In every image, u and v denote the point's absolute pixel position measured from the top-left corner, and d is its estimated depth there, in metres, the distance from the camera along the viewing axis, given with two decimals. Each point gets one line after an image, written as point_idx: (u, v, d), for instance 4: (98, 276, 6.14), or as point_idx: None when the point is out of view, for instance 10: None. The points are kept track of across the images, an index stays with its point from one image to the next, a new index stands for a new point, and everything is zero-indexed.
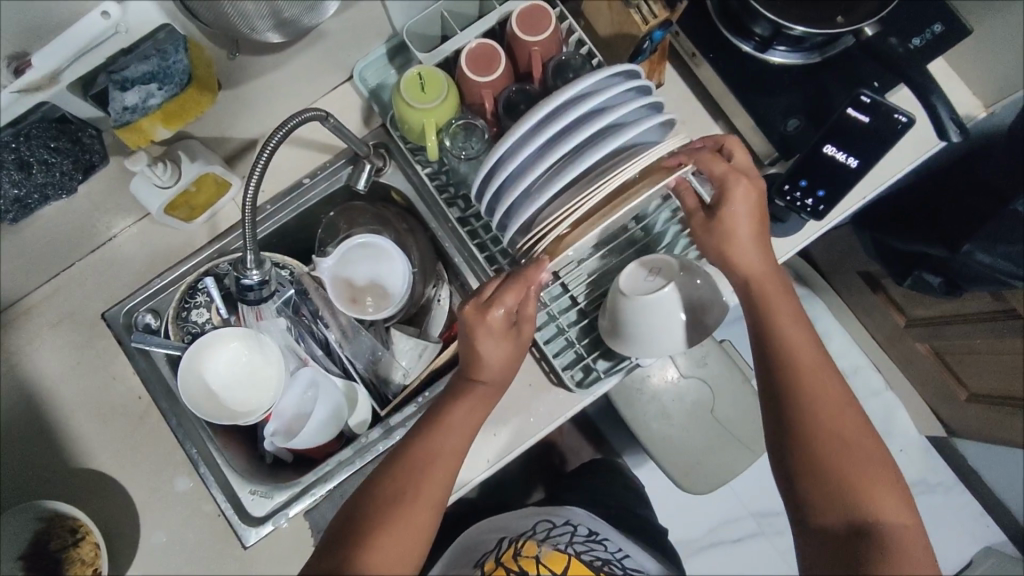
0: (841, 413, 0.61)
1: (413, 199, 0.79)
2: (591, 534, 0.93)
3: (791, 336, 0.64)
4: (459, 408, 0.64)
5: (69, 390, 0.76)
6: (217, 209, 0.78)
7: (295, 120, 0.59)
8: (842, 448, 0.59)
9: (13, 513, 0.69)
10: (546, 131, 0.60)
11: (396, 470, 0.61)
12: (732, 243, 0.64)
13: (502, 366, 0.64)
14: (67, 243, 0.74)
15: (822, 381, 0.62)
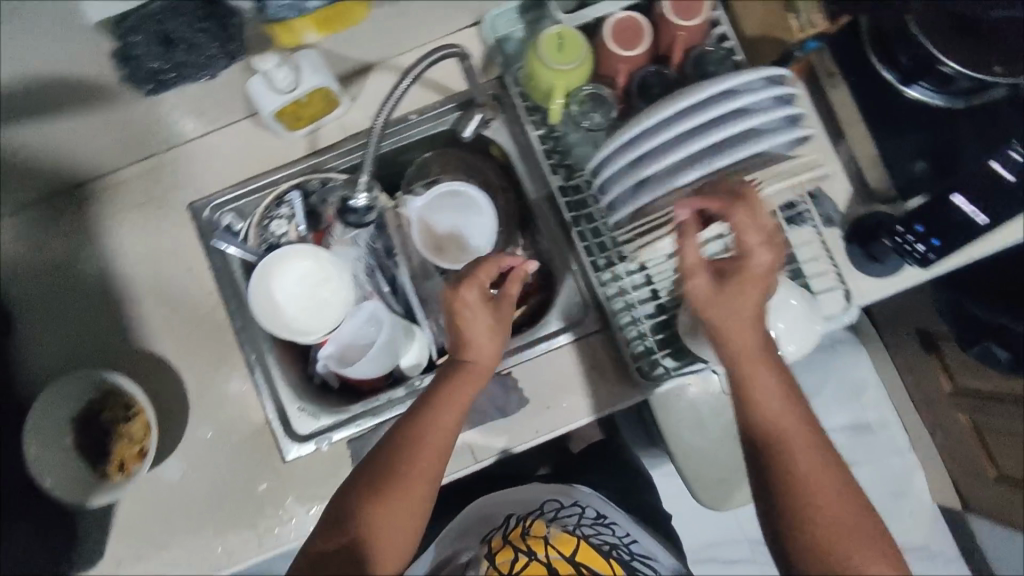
0: (805, 436, 0.57)
1: (514, 160, 0.79)
2: (598, 518, 0.92)
3: (732, 344, 0.59)
4: (437, 396, 0.61)
5: (143, 271, 0.77)
6: (319, 126, 0.77)
7: (437, 55, 0.65)
8: (806, 467, 0.56)
9: (75, 377, 0.72)
10: (682, 124, 0.60)
11: (382, 455, 0.60)
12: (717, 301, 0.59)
13: (493, 351, 0.63)
14: (171, 127, 0.74)
15: (767, 389, 0.58)
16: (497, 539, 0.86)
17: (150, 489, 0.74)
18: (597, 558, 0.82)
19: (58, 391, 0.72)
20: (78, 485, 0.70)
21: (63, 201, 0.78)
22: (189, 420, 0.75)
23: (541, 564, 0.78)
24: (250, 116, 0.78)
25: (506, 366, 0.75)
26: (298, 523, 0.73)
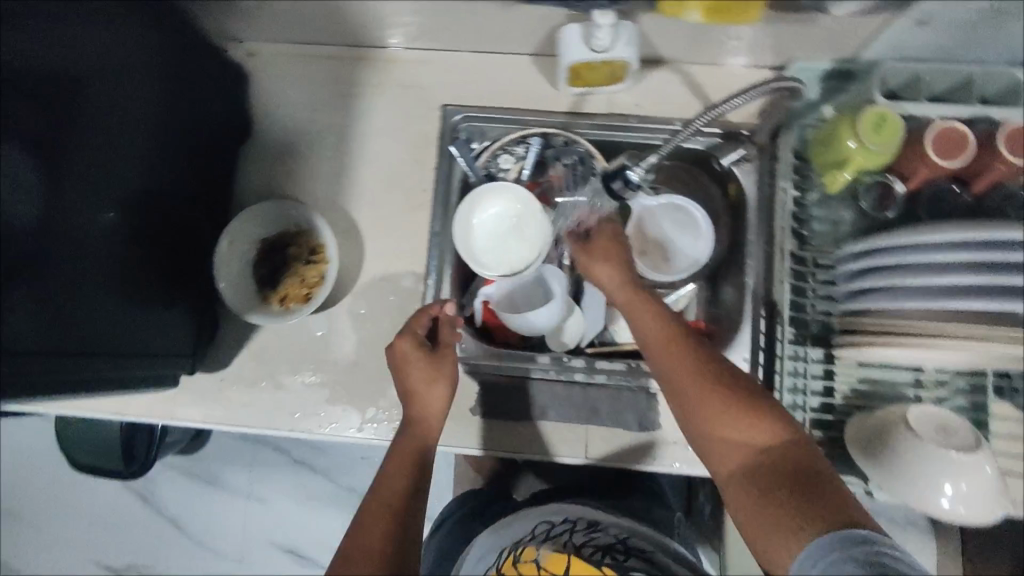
0: (702, 376, 0.59)
1: (752, 204, 0.77)
2: (592, 526, 0.80)
3: (638, 316, 0.65)
4: (405, 440, 0.64)
5: (376, 144, 0.81)
6: (590, 92, 0.79)
7: (767, 86, 0.60)
8: (721, 425, 0.57)
9: (282, 204, 0.76)
10: (958, 255, 0.59)
11: (361, 509, 0.59)
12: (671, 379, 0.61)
13: (436, 397, 0.67)
14: (469, 34, 0.77)
15: (664, 339, 0.62)
16: None
17: (294, 333, 0.78)
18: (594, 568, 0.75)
19: (263, 210, 0.76)
20: (241, 298, 0.75)
21: (341, 50, 0.82)
22: (354, 291, 0.79)
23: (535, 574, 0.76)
24: (534, 54, 0.80)
25: (654, 387, 0.76)
26: None
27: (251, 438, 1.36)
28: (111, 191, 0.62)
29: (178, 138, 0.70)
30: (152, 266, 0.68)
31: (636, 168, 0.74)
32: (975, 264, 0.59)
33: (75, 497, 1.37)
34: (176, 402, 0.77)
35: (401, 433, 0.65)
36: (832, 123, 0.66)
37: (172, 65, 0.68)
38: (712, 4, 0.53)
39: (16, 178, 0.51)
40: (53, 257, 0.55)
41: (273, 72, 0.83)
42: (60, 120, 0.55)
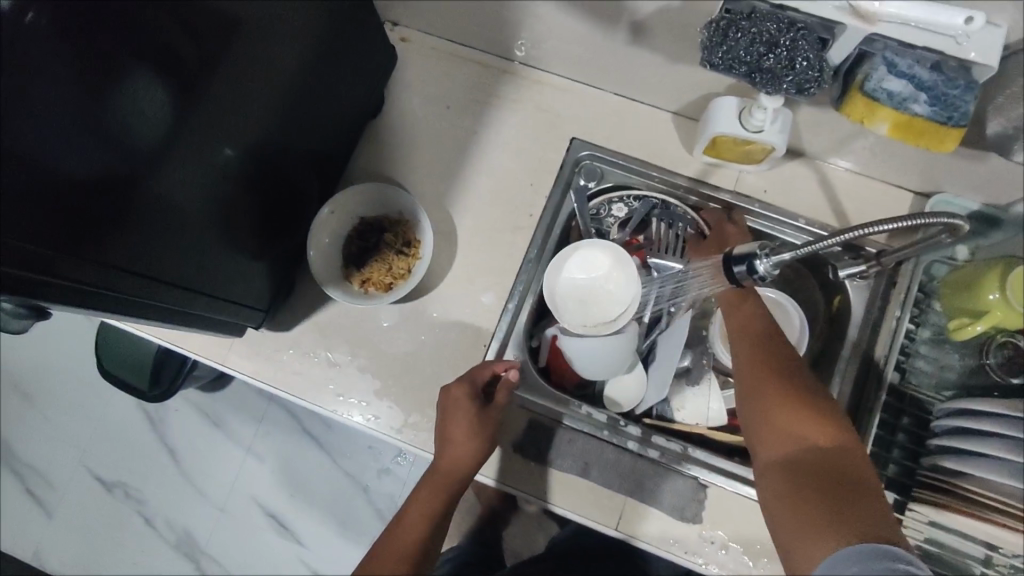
0: (777, 383, 0.59)
1: (856, 323, 0.74)
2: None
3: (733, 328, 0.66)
4: (431, 490, 0.66)
5: (496, 157, 0.81)
6: (721, 165, 0.77)
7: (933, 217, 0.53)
8: (781, 423, 0.56)
9: (391, 190, 0.76)
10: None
11: (380, 544, 0.64)
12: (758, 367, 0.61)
13: (461, 460, 0.65)
14: (619, 77, 0.77)
15: (751, 345, 0.63)
16: None
17: (364, 316, 0.77)
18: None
19: (370, 190, 0.77)
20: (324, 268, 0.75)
21: (489, 59, 0.83)
22: (434, 293, 0.78)
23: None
24: (675, 113, 0.80)
25: (705, 479, 0.72)
26: None
27: (269, 396, 1.36)
28: (233, 129, 0.61)
29: (307, 97, 0.70)
30: (250, 212, 0.68)
31: (761, 259, 0.56)
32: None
33: (87, 401, 1.38)
34: (232, 350, 0.77)
35: (429, 474, 0.66)
36: (976, 267, 0.63)
37: (326, 29, 0.69)
38: (904, 117, 0.52)
39: (155, 94, 0.51)
40: (165, 176, 0.55)
41: (420, 61, 0.84)
42: (213, 52, 0.55)
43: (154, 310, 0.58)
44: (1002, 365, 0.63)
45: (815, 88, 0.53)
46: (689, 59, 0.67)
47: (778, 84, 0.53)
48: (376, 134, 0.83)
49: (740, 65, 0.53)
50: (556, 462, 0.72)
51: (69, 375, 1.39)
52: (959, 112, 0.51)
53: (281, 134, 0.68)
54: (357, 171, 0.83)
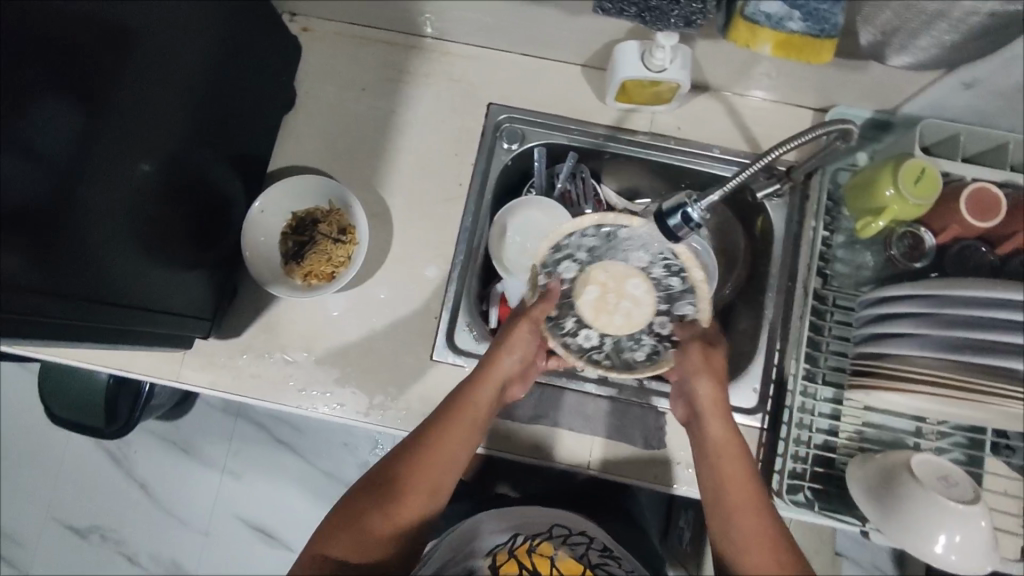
0: (750, 495, 0.58)
1: (778, 239, 0.79)
2: (607, 550, 0.68)
3: (715, 433, 0.63)
4: (469, 409, 0.63)
5: (418, 132, 0.82)
6: (636, 110, 0.80)
7: (831, 124, 0.59)
8: (734, 521, 0.57)
9: (323, 181, 0.76)
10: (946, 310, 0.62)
11: (402, 461, 0.60)
12: (722, 450, 0.62)
13: (500, 374, 0.66)
14: (524, 36, 0.78)
15: (732, 465, 0.60)
16: (501, 553, 0.63)
17: (312, 310, 0.78)
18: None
19: (296, 183, 0.76)
20: (265, 272, 0.75)
21: (396, 37, 0.83)
22: (379, 275, 0.78)
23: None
24: (584, 65, 0.82)
25: (663, 407, 0.76)
26: (408, 417, 0.75)
27: (234, 411, 1.33)
28: (150, 143, 0.61)
29: (221, 100, 0.69)
30: (181, 223, 0.67)
31: (694, 204, 0.59)
32: (987, 323, 0.61)
33: (43, 449, 1.33)
34: (183, 364, 0.76)
35: (464, 393, 0.64)
36: (872, 168, 0.69)
37: (226, 30, 0.68)
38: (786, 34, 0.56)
39: (62, 119, 0.51)
40: (87, 199, 0.54)
41: (327, 49, 0.84)
42: (113, 67, 0.55)
43: (98, 331, 0.58)
44: (906, 253, 0.70)
45: (702, 19, 0.56)
46: (585, 10, 0.69)
47: (668, 20, 0.56)
48: (294, 128, 0.82)
49: (630, 7, 0.56)
50: (524, 417, 0.75)
51: (15, 428, 1.33)
52: (830, 25, 0.55)
53: (200, 142, 0.68)
54: (282, 168, 0.82)
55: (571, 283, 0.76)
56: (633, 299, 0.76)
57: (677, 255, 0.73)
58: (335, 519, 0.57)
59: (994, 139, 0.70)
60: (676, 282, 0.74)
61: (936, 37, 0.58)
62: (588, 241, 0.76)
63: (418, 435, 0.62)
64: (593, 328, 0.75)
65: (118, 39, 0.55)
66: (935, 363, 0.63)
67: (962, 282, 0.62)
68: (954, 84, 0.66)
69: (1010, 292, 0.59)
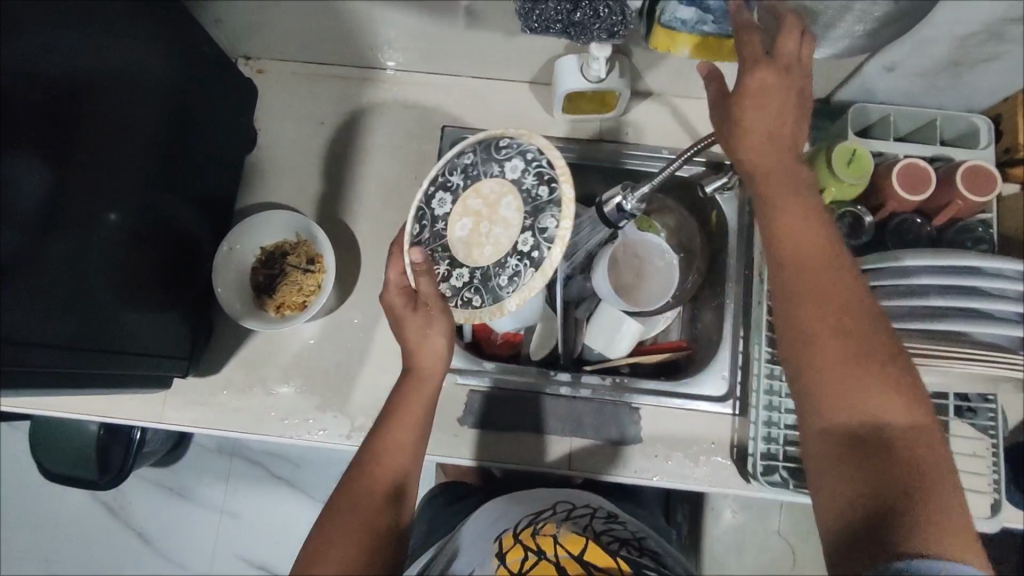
0: (838, 334, 0.52)
1: (733, 229, 0.82)
2: (612, 516, 0.71)
3: (787, 256, 0.56)
4: (413, 399, 0.62)
5: (377, 160, 0.85)
6: (585, 120, 0.84)
7: None
8: (823, 331, 0.53)
9: (288, 215, 0.78)
10: (894, 281, 0.64)
11: (355, 476, 0.59)
12: (799, 261, 0.55)
13: (437, 354, 0.63)
14: (470, 60, 0.82)
15: (816, 256, 0.55)
16: (508, 538, 0.62)
17: (288, 340, 0.80)
18: (618, 563, 0.59)
19: (263, 221, 0.79)
20: (235, 302, 0.76)
21: (350, 71, 0.87)
22: (350, 300, 0.81)
23: (551, 566, 0.57)
24: (532, 82, 0.86)
25: (637, 403, 0.78)
26: None
27: (229, 451, 1.34)
28: (114, 192, 0.63)
29: (181, 146, 0.72)
30: (152, 266, 0.69)
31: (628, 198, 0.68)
32: (928, 291, 0.63)
33: (39, 508, 1.33)
34: (165, 405, 0.78)
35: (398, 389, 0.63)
36: (809, 154, 0.72)
37: (180, 79, 0.71)
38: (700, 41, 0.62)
39: (25, 173, 0.53)
40: (56, 250, 0.56)
41: (283, 88, 0.87)
42: (69, 119, 0.57)
43: (71, 376, 0.60)
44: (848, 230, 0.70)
45: (622, 29, 0.60)
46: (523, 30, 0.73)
47: (590, 32, 0.60)
48: (258, 166, 0.85)
49: (555, 24, 0.58)
50: (503, 423, 0.78)
51: (9, 489, 1.33)
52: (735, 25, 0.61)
53: (163, 186, 0.70)
54: (250, 206, 0.85)
55: (445, 220, 0.62)
56: (504, 222, 0.59)
57: (551, 163, 0.58)
58: (309, 556, 0.54)
59: (923, 116, 0.74)
60: (546, 191, 0.58)
61: (848, 26, 0.62)
62: (466, 161, 0.62)
63: (363, 449, 0.61)
64: (466, 266, 0.60)
65: (78, 94, 0.57)
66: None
67: (899, 253, 0.64)
68: (876, 68, 0.70)
69: (938, 259, 0.62)
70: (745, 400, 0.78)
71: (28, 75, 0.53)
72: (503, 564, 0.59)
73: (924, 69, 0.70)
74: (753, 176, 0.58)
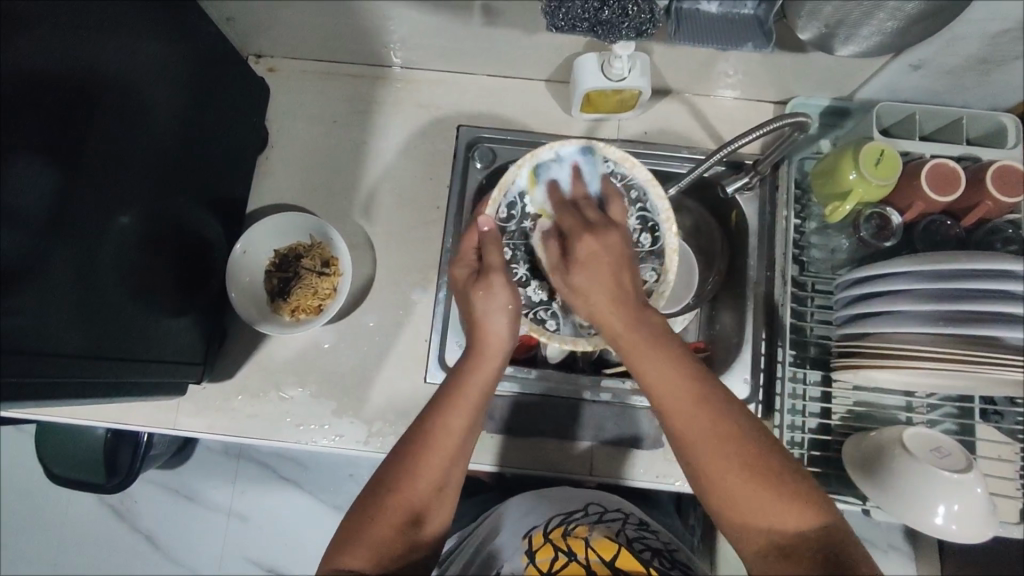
0: (710, 421, 0.52)
1: (754, 230, 0.80)
2: (644, 525, 0.69)
3: (646, 364, 0.55)
4: (471, 379, 0.60)
5: (391, 160, 0.83)
6: (602, 119, 0.82)
7: (774, 123, 0.63)
8: (691, 412, 0.53)
9: (305, 217, 0.77)
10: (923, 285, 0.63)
11: (396, 464, 0.56)
12: (637, 349, 0.56)
13: (498, 337, 0.62)
14: (486, 58, 0.80)
15: (683, 390, 0.53)
16: (537, 535, 0.62)
17: (303, 344, 0.78)
18: (649, 570, 0.58)
19: (279, 222, 0.77)
20: (251, 308, 0.75)
21: (362, 69, 0.85)
22: (366, 304, 0.79)
23: (579, 567, 0.57)
24: (548, 80, 0.84)
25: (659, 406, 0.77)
26: None
27: (236, 452, 1.32)
28: (125, 195, 0.61)
29: (193, 148, 0.71)
30: (164, 271, 0.68)
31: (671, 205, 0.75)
32: (963, 295, 0.62)
33: (45, 511, 1.32)
34: (179, 412, 0.77)
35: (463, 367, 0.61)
36: (835, 154, 0.71)
37: (192, 79, 0.69)
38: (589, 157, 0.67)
39: (33, 176, 0.51)
40: (65, 258, 0.55)
41: (295, 87, 0.85)
42: (77, 121, 0.55)
43: (86, 385, 0.58)
44: (874, 233, 0.70)
45: (650, 28, 0.59)
46: (542, 28, 0.72)
47: (618, 32, 0.59)
48: (270, 167, 0.84)
49: (581, 22, 0.57)
50: (523, 429, 0.76)
51: (12, 493, 1.32)
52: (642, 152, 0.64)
53: (176, 189, 0.69)
54: (262, 207, 0.83)
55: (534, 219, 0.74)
56: None
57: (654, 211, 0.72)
58: (344, 535, 0.55)
59: (949, 115, 0.72)
60: (647, 240, 0.73)
61: (878, 25, 0.60)
62: (568, 169, 0.72)
63: (414, 427, 0.59)
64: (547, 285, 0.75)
65: (84, 95, 0.56)
66: (918, 338, 0.64)
67: (936, 257, 0.62)
68: (902, 66, 0.69)
69: (972, 262, 0.61)
70: (767, 405, 0.77)
71: (33, 76, 0.51)
72: (532, 562, 0.59)
73: (951, 67, 0.69)
74: (607, 231, 0.61)
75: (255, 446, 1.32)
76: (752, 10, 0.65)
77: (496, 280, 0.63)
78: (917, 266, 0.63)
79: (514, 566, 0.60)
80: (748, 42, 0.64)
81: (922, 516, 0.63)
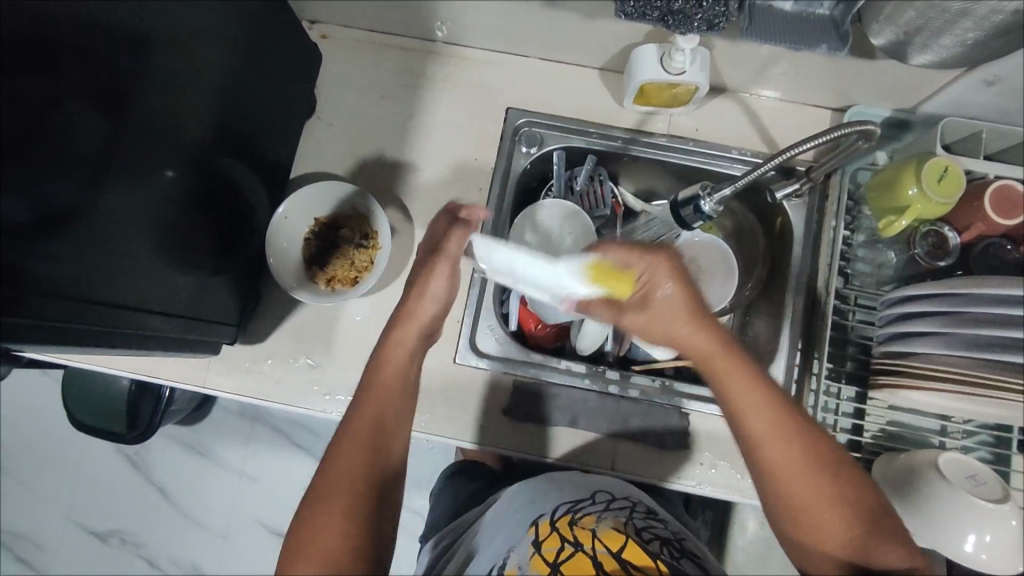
0: (802, 445, 0.51)
1: (800, 237, 0.78)
2: (651, 513, 0.64)
3: (728, 377, 0.54)
4: (388, 368, 0.60)
5: (436, 139, 0.83)
6: (653, 112, 0.81)
7: (835, 132, 0.62)
8: (768, 437, 0.51)
9: (347, 186, 0.77)
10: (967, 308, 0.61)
11: (335, 451, 0.55)
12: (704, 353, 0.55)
13: (426, 301, 0.62)
14: (542, 40, 0.79)
15: (764, 413, 0.52)
16: (543, 524, 0.58)
17: (334, 314, 0.78)
18: (659, 564, 0.54)
19: (318, 190, 0.76)
20: (289, 276, 0.75)
21: (414, 43, 0.84)
22: (401, 279, 0.79)
23: (587, 561, 0.53)
24: (601, 69, 0.83)
25: (687, 407, 0.77)
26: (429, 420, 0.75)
27: (251, 415, 1.34)
28: (172, 151, 0.61)
29: (243, 109, 0.70)
30: (205, 230, 0.68)
31: (705, 198, 0.68)
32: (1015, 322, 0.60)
33: (63, 454, 1.34)
34: (209, 369, 0.77)
35: (386, 343, 0.61)
36: (894, 166, 0.69)
37: (250, 40, 0.69)
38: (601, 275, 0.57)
39: (83, 128, 0.51)
40: (108, 213, 0.55)
41: (346, 56, 0.85)
42: (132, 73, 0.55)
43: (123, 336, 0.59)
44: (928, 252, 0.69)
45: (724, 22, 0.58)
46: (604, 14, 0.70)
47: (690, 23, 0.57)
48: (315, 134, 0.84)
49: (653, 10, 0.56)
50: (548, 418, 0.76)
51: (33, 436, 1.35)
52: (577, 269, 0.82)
53: (223, 149, 0.69)
54: (304, 174, 0.83)
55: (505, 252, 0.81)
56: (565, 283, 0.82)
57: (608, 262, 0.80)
58: (294, 551, 0.50)
59: (1018, 136, 0.69)
60: None
61: (959, 35, 0.60)
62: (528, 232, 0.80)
63: (349, 411, 0.58)
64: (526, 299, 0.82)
65: (134, 48, 0.55)
66: (960, 360, 0.63)
67: (989, 280, 0.60)
68: (975, 82, 0.67)
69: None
70: None
71: (82, 24, 0.51)
72: (537, 553, 0.55)
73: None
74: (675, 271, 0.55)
75: (270, 410, 1.33)
76: (828, 11, 0.63)
77: (449, 261, 0.62)
78: (966, 289, 0.61)
79: (518, 557, 0.56)
80: (823, 42, 0.62)
81: (951, 538, 0.62)
